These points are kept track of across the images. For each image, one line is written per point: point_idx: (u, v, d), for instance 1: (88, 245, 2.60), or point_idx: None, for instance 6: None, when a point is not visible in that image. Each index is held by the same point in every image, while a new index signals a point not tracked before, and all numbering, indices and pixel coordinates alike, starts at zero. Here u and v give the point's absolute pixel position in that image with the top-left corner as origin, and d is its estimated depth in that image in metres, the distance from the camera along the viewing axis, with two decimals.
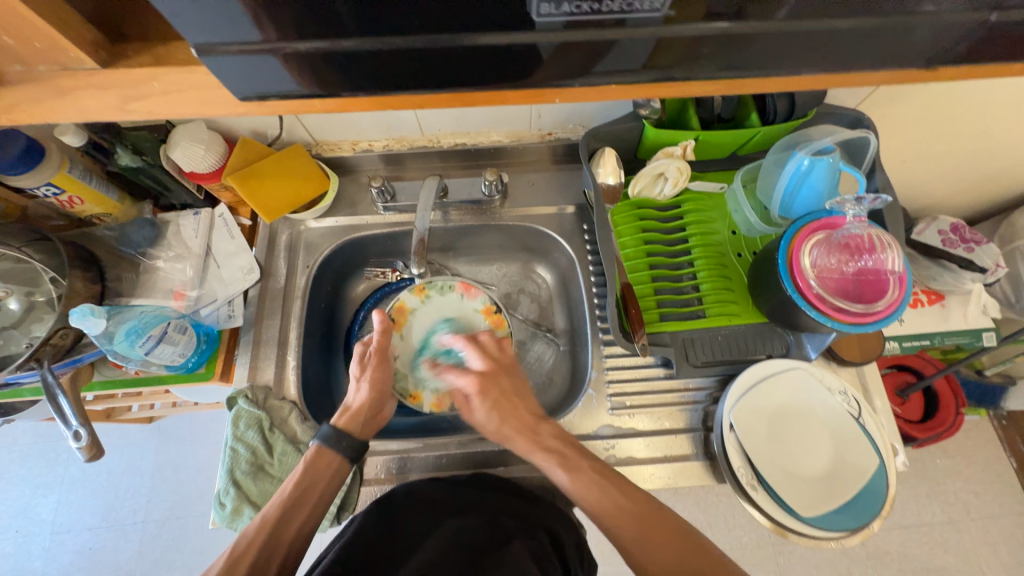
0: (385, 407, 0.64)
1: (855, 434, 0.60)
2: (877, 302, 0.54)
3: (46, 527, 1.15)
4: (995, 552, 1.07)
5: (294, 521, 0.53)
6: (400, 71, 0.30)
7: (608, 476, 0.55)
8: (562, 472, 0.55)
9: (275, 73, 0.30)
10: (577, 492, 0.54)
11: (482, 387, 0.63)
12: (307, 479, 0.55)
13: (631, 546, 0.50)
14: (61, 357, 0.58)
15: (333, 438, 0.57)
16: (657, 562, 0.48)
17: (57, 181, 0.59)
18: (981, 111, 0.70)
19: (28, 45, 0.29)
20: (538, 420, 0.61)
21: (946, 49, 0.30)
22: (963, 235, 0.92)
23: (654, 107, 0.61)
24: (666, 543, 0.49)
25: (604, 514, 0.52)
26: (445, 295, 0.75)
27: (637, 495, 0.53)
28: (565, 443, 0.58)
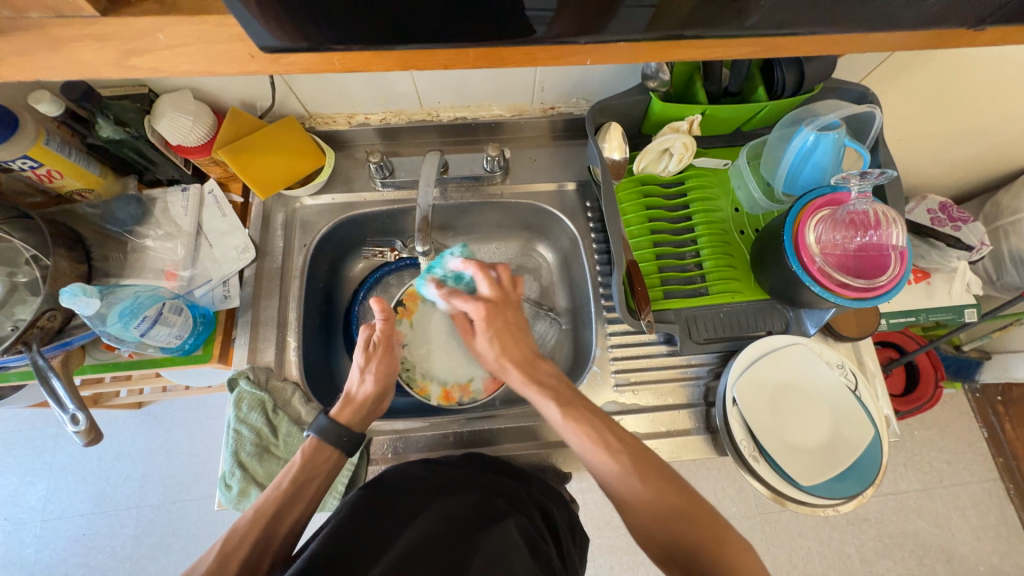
0: (386, 399, 0.64)
1: (850, 406, 0.61)
2: (879, 277, 0.54)
3: (36, 514, 1.13)
4: (964, 515, 1.14)
5: (290, 514, 0.52)
6: (416, 26, 0.29)
7: (601, 418, 0.55)
8: (556, 408, 0.56)
9: (291, 24, 0.28)
10: (566, 428, 0.54)
11: (487, 315, 0.64)
12: (303, 473, 0.54)
13: (623, 487, 0.50)
14: (50, 340, 0.55)
15: (333, 433, 0.56)
16: (644, 502, 0.49)
17: (33, 154, 0.55)
18: (982, 89, 0.70)
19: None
20: (536, 356, 0.63)
21: (993, 9, 0.30)
22: (950, 215, 0.95)
23: (664, 79, 0.61)
24: (655, 483, 0.50)
25: (595, 452, 0.52)
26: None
27: (628, 439, 0.53)
28: (560, 383, 0.60)
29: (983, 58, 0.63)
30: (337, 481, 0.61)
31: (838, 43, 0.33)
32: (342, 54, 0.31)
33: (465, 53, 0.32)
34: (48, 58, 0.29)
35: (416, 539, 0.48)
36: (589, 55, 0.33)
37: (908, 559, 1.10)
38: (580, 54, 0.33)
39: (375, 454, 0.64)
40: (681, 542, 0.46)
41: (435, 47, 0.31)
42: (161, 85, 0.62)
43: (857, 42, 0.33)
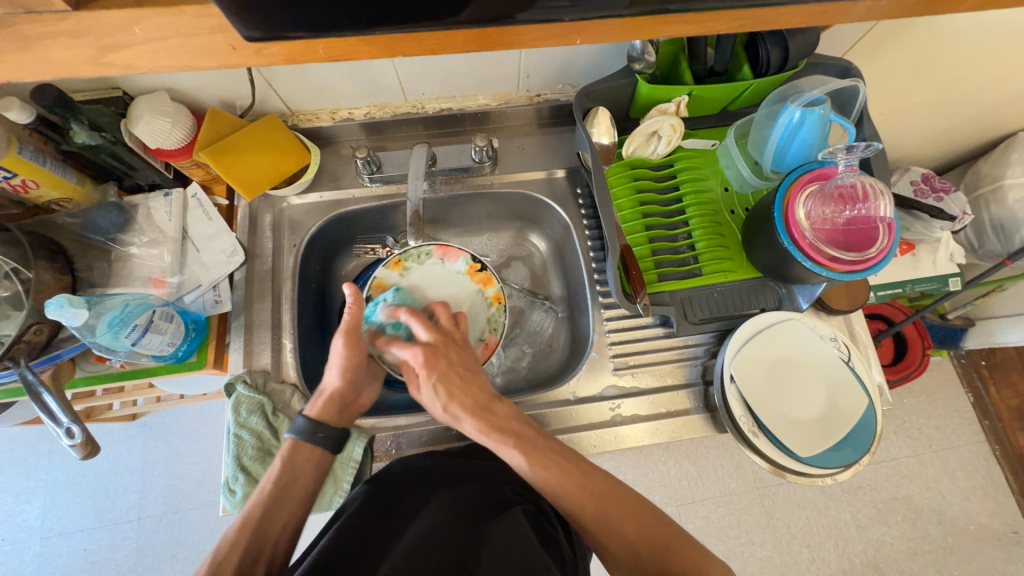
0: (358, 394, 0.62)
1: (844, 377, 0.63)
2: (868, 249, 0.55)
3: (35, 533, 1.11)
4: (953, 478, 1.17)
5: (280, 517, 0.53)
6: (403, 10, 0.28)
7: (568, 457, 0.55)
8: (521, 456, 0.54)
9: (275, 11, 0.27)
10: (536, 475, 0.53)
11: (428, 359, 0.59)
12: (285, 475, 0.55)
13: (601, 530, 0.51)
14: (38, 353, 0.54)
15: (307, 431, 0.56)
16: (623, 541, 0.50)
17: (7, 164, 0.53)
18: (963, 59, 0.71)
19: None
20: (491, 399, 0.59)
21: None
22: (933, 185, 0.96)
23: (650, 62, 0.61)
24: (630, 521, 0.52)
25: (568, 495, 0.52)
26: (423, 265, 0.71)
27: (600, 477, 0.54)
28: (520, 422, 0.57)
29: (963, 28, 0.64)
30: (342, 479, 0.61)
31: (822, 14, 0.34)
32: (327, 42, 0.30)
33: (455, 36, 0.31)
34: (20, 58, 0.27)
35: (424, 530, 0.48)
36: (578, 33, 0.32)
37: (902, 522, 1.14)
38: (569, 32, 0.32)
39: (380, 452, 0.64)
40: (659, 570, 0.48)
41: (422, 30, 0.30)
42: (136, 87, 0.60)
43: (840, 13, 0.34)
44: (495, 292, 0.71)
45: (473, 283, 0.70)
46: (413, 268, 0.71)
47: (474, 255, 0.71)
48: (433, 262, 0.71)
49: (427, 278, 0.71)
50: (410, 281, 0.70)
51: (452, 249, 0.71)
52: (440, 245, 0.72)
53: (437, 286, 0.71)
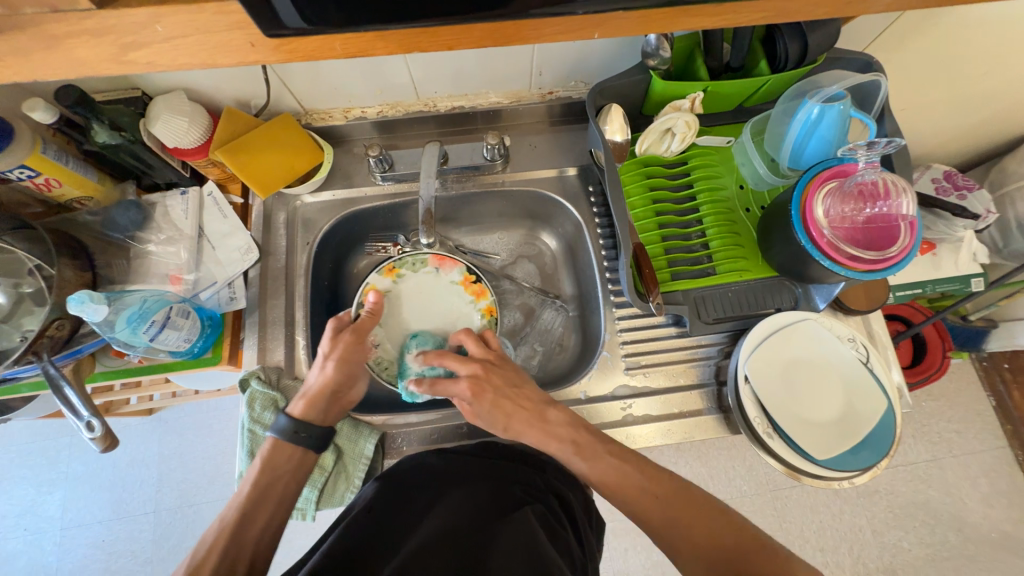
0: (350, 391, 0.61)
1: (863, 379, 0.61)
2: (889, 248, 0.54)
3: (56, 523, 1.14)
4: (974, 484, 1.14)
5: (258, 519, 0.52)
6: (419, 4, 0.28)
7: (628, 459, 0.55)
8: (579, 461, 0.55)
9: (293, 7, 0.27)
10: (597, 478, 0.54)
11: (476, 390, 0.59)
12: (264, 475, 0.53)
13: (668, 531, 0.50)
14: (60, 348, 0.55)
15: (290, 430, 0.55)
16: (693, 543, 0.48)
17: (31, 163, 0.55)
18: (989, 52, 0.69)
19: None
20: (544, 406, 0.59)
21: None
22: (955, 183, 0.94)
23: (664, 57, 0.60)
24: (701, 523, 0.49)
25: (637, 499, 0.52)
26: (417, 272, 0.72)
27: (663, 479, 0.53)
28: (577, 428, 0.57)
29: (990, 20, 0.62)
30: (354, 474, 0.62)
31: (847, 4, 0.33)
32: (344, 37, 0.31)
33: (471, 31, 0.31)
34: (46, 56, 0.28)
35: (434, 531, 0.48)
36: (596, 26, 0.32)
37: (920, 528, 1.11)
38: (587, 25, 0.32)
39: (391, 448, 0.65)
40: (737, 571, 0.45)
41: (438, 24, 0.30)
42: (155, 86, 0.61)
43: (866, 3, 0.33)
44: (487, 305, 0.71)
45: (467, 294, 0.71)
46: (407, 275, 0.72)
47: (470, 266, 0.72)
48: (428, 270, 0.72)
49: (420, 285, 0.72)
50: (403, 289, 0.71)
51: (447, 259, 0.72)
52: (436, 254, 0.73)
53: (428, 294, 0.72)
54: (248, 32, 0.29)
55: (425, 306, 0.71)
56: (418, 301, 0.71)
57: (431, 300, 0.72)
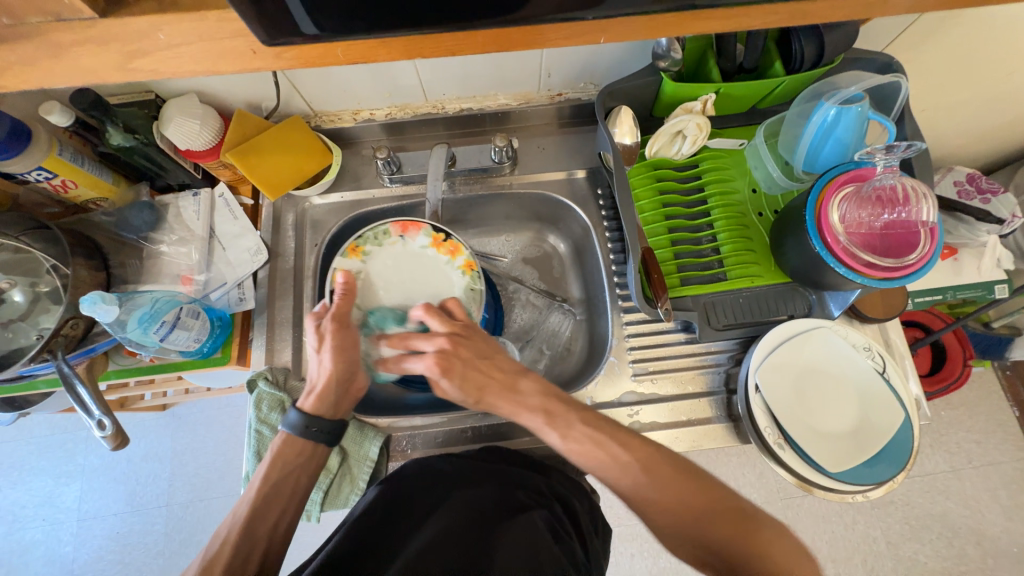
0: (355, 377, 0.58)
1: (879, 389, 0.60)
2: (908, 256, 0.52)
3: (72, 514, 1.17)
4: (995, 497, 1.10)
5: (270, 516, 0.52)
6: (419, 13, 0.28)
7: (600, 428, 0.52)
8: (553, 433, 0.53)
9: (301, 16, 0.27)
10: (570, 449, 0.52)
11: (444, 366, 0.55)
12: (275, 472, 0.53)
13: (639, 499, 0.48)
14: (74, 347, 0.57)
15: (300, 425, 0.55)
16: (662, 511, 0.47)
17: (48, 165, 0.56)
18: (1016, 51, 0.66)
19: None
20: (516, 376, 0.56)
21: None
22: (979, 186, 0.90)
23: (675, 58, 0.59)
24: (668, 488, 0.48)
25: (605, 468, 0.50)
26: (382, 245, 0.67)
27: (636, 445, 0.51)
28: (548, 395, 0.55)
29: (1018, 17, 0.59)
30: (360, 473, 0.62)
31: (861, 8, 0.32)
32: (347, 43, 0.30)
33: (473, 37, 0.31)
34: (51, 65, 0.28)
35: (432, 537, 0.48)
36: (603, 31, 0.31)
37: (937, 541, 1.08)
38: (591, 30, 0.31)
39: (396, 450, 0.65)
40: (705, 543, 0.45)
41: (441, 31, 0.30)
42: (167, 90, 0.62)
43: (881, 5, 0.32)
44: (465, 260, 0.67)
45: (441, 255, 0.67)
46: (373, 250, 0.67)
47: (435, 225, 0.68)
48: (394, 239, 0.68)
49: (389, 256, 0.67)
50: (373, 265, 0.66)
51: (410, 223, 0.68)
52: (397, 221, 0.68)
53: (403, 263, 0.67)
54: (252, 40, 0.29)
55: (402, 278, 0.67)
56: (394, 272, 0.67)
57: (411, 270, 0.67)
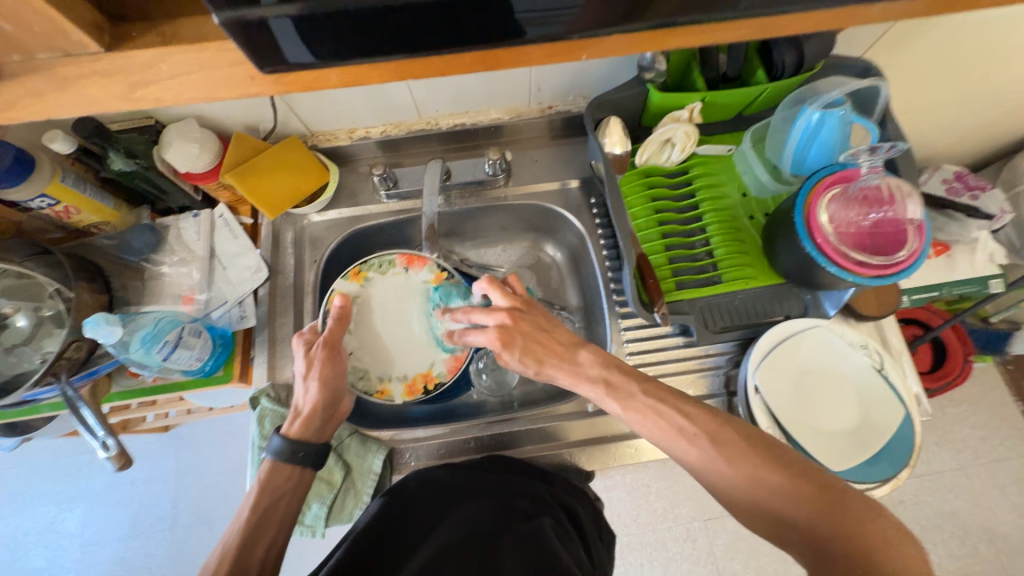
0: (338, 403, 0.59)
1: (877, 386, 0.60)
2: (896, 253, 0.53)
3: (75, 540, 1.16)
4: (1004, 493, 1.10)
5: (261, 543, 0.50)
6: (408, 35, 0.29)
7: (666, 400, 0.49)
8: (613, 402, 0.50)
9: (301, 44, 0.28)
10: (632, 419, 0.49)
11: (505, 338, 0.55)
12: (266, 497, 0.52)
13: (712, 475, 0.44)
14: (77, 369, 0.57)
15: (287, 451, 0.54)
16: (736, 489, 0.43)
17: (51, 192, 0.57)
18: (995, 52, 0.68)
19: (28, 31, 0.27)
20: (573, 348, 0.55)
21: None
22: (967, 183, 0.92)
23: (660, 70, 0.60)
24: (744, 464, 0.43)
25: (671, 440, 0.47)
26: (386, 274, 0.69)
27: (702, 417, 0.47)
28: (610, 367, 0.53)
29: (993, 20, 0.61)
30: (362, 489, 0.62)
31: (832, 18, 0.33)
32: (341, 70, 0.32)
33: (461, 58, 0.32)
34: (58, 97, 0.29)
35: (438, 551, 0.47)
36: (588, 49, 0.33)
37: (949, 540, 1.07)
38: (578, 48, 0.33)
39: (399, 463, 0.65)
40: (788, 523, 0.40)
41: (432, 55, 0.31)
42: (168, 116, 0.64)
43: (853, 16, 0.33)
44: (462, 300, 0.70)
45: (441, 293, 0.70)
46: (376, 278, 0.69)
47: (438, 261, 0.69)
48: (397, 270, 0.69)
49: (391, 286, 0.69)
50: (373, 293, 0.69)
51: (416, 257, 0.69)
52: (403, 253, 0.70)
53: (400, 294, 0.69)
54: (251, 68, 0.30)
55: (399, 310, 0.69)
56: (390, 302, 0.69)
57: (407, 303, 0.69)
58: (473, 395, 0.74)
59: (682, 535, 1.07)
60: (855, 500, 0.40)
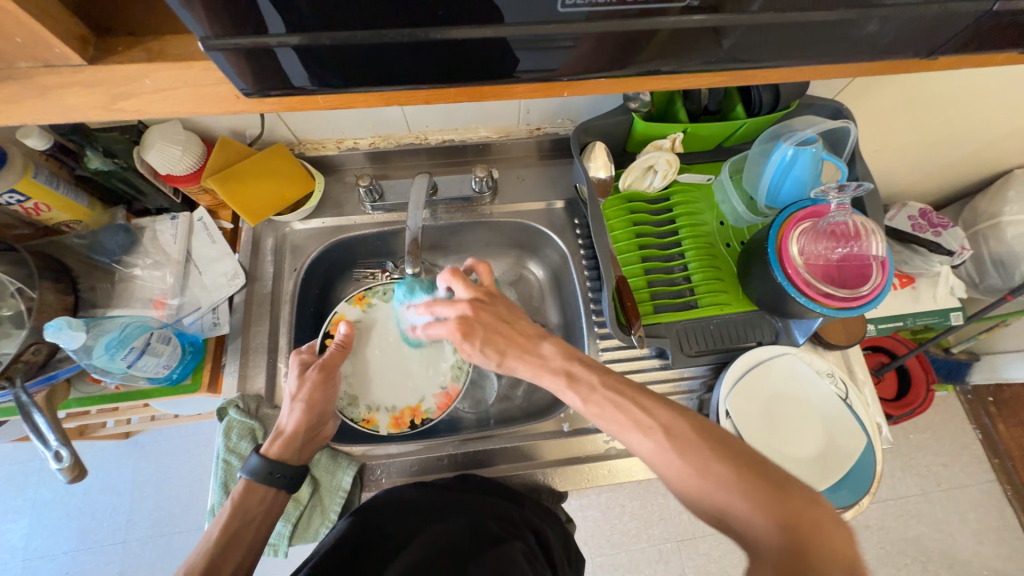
0: (321, 427, 0.60)
1: (841, 414, 0.62)
2: (861, 287, 0.55)
3: (18, 553, 1.09)
4: (963, 520, 1.13)
5: (226, 564, 0.49)
6: (394, 72, 0.30)
7: (623, 392, 0.49)
8: (572, 394, 0.50)
9: (291, 68, 0.28)
10: (591, 412, 0.49)
11: (466, 329, 0.57)
12: (234, 520, 0.52)
13: (663, 466, 0.44)
14: (35, 374, 0.55)
15: (262, 470, 0.54)
16: (683, 479, 0.42)
17: (20, 187, 0.55)
18: (955, 102, 0.72)
19: (9, 40, 0.27)
20: (536, 339, 0.56)
21: (952, 39, 0.32)
22: (930, 221, 0.97)
23: (644, 100, 0.64)
24: (694, 454, 0.43)
25: (626, 432, 0.46)
26: (389, 300, 0.72)
27: (658, 409, 0.46)
28: (571, 359, 0.53)
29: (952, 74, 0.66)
30: (330, 507, 0.60)
31: (799, 72, 0.36)
32: (329, 93, 0.32)
33: (449, 90, 0.33)
34: (36, 104, 0.29)
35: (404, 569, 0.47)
36: (571, 87, 0.34)
37: (911, 566, 1.10)
38: (563, 85, 0.34)
39: (370, 481, 0.63)
40: (729, 516, 0.40)
41: (421, 87, 0.32)
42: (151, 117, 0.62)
43: (812, 71, 0.36)
44: None
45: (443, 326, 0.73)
46: (377, 303, 0.73)
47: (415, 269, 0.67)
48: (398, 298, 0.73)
49: (392, 313, 0.73)
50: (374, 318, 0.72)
51: None
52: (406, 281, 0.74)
53: (399, 322, 0.72)
54: (240, 88, 0.30)
55: (395, 338, 0.72)
56: (391, 331, 0.72)
57: (405, 333, 0.72)
58: (450, 411, 0.74)
59: (655, 557, 1.07)
60: (798, 497, 0.38)
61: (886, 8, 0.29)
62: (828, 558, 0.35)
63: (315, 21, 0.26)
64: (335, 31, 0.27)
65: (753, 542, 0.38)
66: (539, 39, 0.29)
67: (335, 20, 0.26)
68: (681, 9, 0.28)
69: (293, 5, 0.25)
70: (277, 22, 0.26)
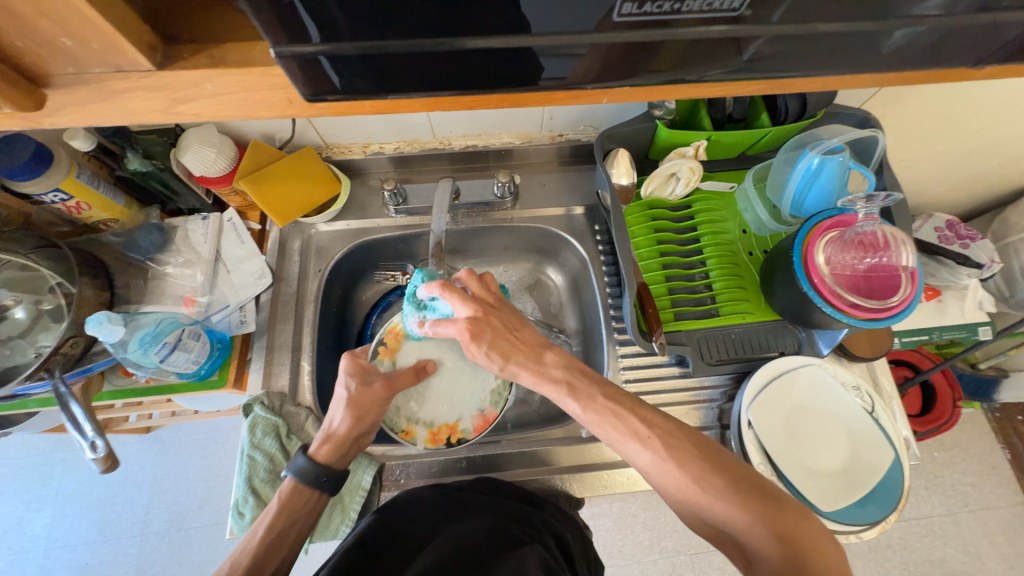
0: (368, 435, 0.59)
1: (867, 429, 0.61)
2: (890, 298, 0.54)
3: (40, 542, 1.12)
4: (993, 543, 1.09)
5: (273, 559, 0.50)
6: (440, 81, 0.31)
7: (623, 404, 0.48)
8: (573, 402, 0.49)
9: (342, 74, 0.30)
10: (589, 420, 0.48)
11: (475, 331, 0.54)
12: (280, 522, 0.52)
13: (659, 476, 0.44)
14: (72, 365, 0.57)
15: (312, 473, 0.54)
16: (680, 489, 0.43)
17: (64, 187, 0.58)
18: (988, 112, 0.71)
19: (86, 48, 0.28)
20: (541, 346, 0.54)
21: (1005, 47, 0.31)
22: (958, 232, 0.94)
23: (669, 108, 0.63)
24: (692, 463, 0.43)
25: (625, 442, 0.46)
26: None
27: (657, 418, 0.47)
28: (571, 368, 0.51)
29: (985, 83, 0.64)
30: (350, 505, 0.61)
31: (836, 80, 0.36)
32: (373, 100, 0.33)
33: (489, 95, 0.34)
34: (103, 108, 0.31)
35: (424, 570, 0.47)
36: (609, 94, 0.35)
37: None
38: (601, 93, 0.35)
39: (388, 480, 0.64)
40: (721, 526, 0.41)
41: (462, 93, 0.33)
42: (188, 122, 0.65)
43: (849, 80, 0.36)
44: None
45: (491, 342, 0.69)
46: None
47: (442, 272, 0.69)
48: None
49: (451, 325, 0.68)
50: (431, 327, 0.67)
51: None
52: None
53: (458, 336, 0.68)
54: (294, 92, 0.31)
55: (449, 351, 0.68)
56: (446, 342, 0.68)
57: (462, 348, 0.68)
58: None
59: (667, 570, 1.06)
60: (792, 513, 0.39)
61: (938, 19, 0.29)
62: (822, 563, 0.37)
63: (371, 29, 0.27)
64: (390, 39, 0.27)
65: (751, 549, 0.39)
66: (586, 44, 0.29)
67: (389, 28, 0.27)
68: (735, 16, 0.28)
69: (351, 15, 0.26)
70: (337, 30, 0.27)
